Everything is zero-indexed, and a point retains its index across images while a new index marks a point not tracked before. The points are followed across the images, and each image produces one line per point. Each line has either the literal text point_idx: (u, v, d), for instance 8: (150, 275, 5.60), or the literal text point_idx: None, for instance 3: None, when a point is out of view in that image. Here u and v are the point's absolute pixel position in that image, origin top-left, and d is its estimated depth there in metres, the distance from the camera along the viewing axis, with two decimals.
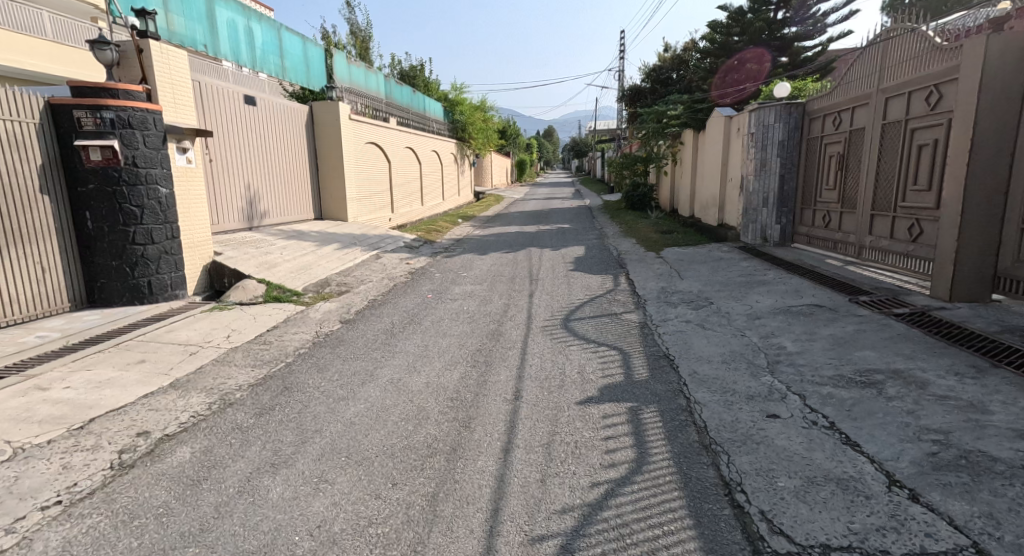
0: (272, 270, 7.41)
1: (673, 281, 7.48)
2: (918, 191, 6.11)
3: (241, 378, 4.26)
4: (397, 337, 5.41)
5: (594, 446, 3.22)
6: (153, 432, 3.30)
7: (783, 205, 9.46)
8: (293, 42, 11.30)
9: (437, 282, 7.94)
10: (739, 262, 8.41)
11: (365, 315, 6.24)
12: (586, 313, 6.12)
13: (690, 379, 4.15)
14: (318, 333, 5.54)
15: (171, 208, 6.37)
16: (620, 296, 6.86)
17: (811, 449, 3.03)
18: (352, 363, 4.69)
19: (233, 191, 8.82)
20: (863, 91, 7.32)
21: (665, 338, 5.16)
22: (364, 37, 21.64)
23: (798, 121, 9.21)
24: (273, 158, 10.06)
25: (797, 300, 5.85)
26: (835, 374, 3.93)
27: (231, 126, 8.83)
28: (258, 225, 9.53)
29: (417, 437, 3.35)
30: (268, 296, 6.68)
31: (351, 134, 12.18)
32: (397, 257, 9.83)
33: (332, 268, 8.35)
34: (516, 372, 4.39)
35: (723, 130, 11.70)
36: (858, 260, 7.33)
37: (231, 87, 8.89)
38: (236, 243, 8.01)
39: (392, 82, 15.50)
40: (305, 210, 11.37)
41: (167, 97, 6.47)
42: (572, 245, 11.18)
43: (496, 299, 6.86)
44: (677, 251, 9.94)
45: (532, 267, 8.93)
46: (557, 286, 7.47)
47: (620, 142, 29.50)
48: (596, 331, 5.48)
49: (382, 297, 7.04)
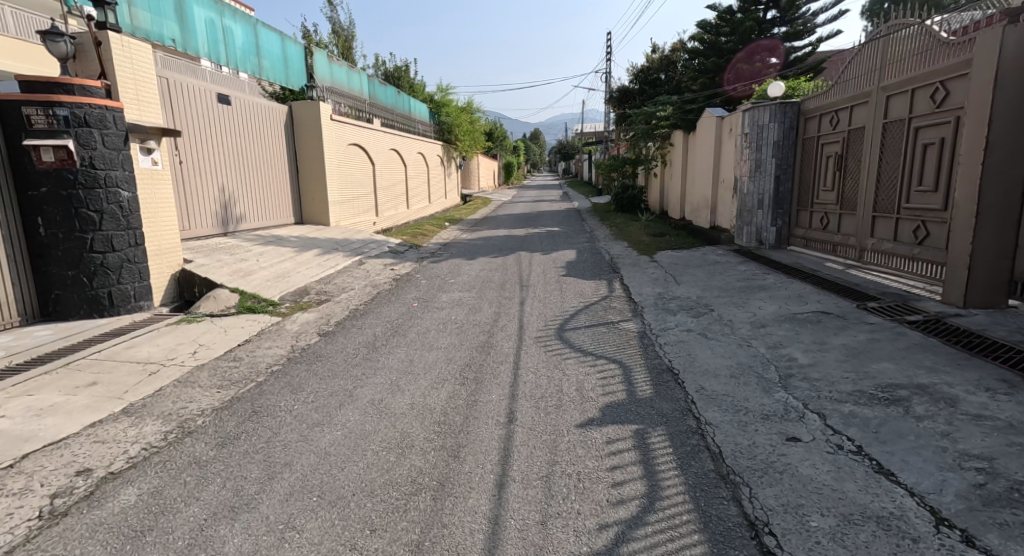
0: (246, 278, 6.97)
1: (670, 287, 7.18)
2: (924, 192, 5.87)
3: (205, 401, 3.85)
4: (380, 351, 5.02)
5: (599, 478, 2.87)
6: (96, 470, 2.91)
7: (779, 207, 9.23)
8: (271, 40, 10.81)
9: (423, 289, 7.55)
10: (736, 266, 8.14)
11: (346, 326, 5.84)
12: (581, 323, 5.78)
13: (698, 397, 3.83)
14: (293, 347, 5.14)
15: (134, 212, 5.94)
16: (615, 303, 6.53)
17: (840, 479, 2.70)
18: (329, 382, 4.29)
19: (207, 196, 8.36)
20: (863, 89, 7.08)
21: (667, 349, 4.84)
22: (346, 37, 21.15)
23: (793, 121, 8.98)
24: (250, 160, 9.60)
25: (803, 306, 5.56)
26: (854, 390, 3.63)
27: (204, 127, 8.38)
28: (234, 230, 9.08)
29: (400, 471, 2.97)
30: (242, 306, 6.23)
31: (333, 135, 11.76)
32: (380, 262, 9.41)
33: (312, 275, 7.92)
34: (508, 391, 4.04)
35: (714, 131, 11.46)
36: (859, 263, 7.09)
37: (205, 86, 8.46)
38: (209, 250, 7.55)
39: (376, 83, 15.08)
40: (285, 214, 10.92)
41: (129, 94, 6.03)
42: (563, 249, 10.86)
43: (486, 308, 6.50)
44: (672, 254, 9.65)
45: (522, 272, 8.59)
46: (549, 293, 7.13)
47: (608, 144, 29.27)
48: (593, 342, 5.14)
49: (364, 307, 6.63)
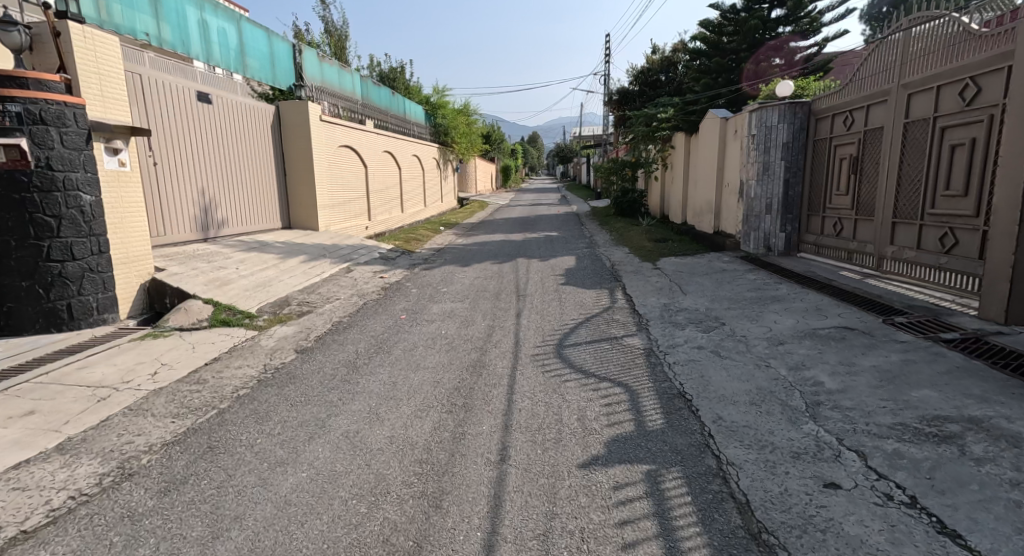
0: (223, 288, 6.50)
1: (676, 297, 6.74)
2: (952, 197, 5.46)
3: (156, 434, 3.38)
4: (360, 371, 4.56)
5: (608, 538, 2.43)
6: (5, 529, 2.45)
7: (788, 212, 8.79)
8: (257, 37, 10.29)
9: (412, 300, 7.09)
10: (745, 274, 7.70)
11: (326, 341, 5.38)
12: (582, 338, 5.33)
13: (716, 430, 3.38)
14: (265, 366, 4.67)
15: (97, 218, 5.49)
16: (618, 315, 6.09)
17: (897, 542, 2.27)
18: (300, 409, 3.82)
19: (185, 199, 7.92)
20: (880, 88, 6.66)
21: (677, 370, 4.39)
22: (340, 36, 20.76)
23: (803, 122, 8.56)
24: (232, 162, 9.15)
25: (822, 321, 5.11)
26: (896, 422, 3.17)
27: (181, 126, 7.93)
28: (215, 236, 8.61)
29: (370, 527, 2.52)
30: (215, 320, 5.76)
31: (323, 136, 11.31)
32: (369, 270, 8.94)
33: (295, 284, 7.43)
34: (502, 421, 3.59)
35: (719, 133, 11.02)
36: (877, 272, 6.66)
37: (185, 84, 8.03)
38: (184, 257, 7.08)
39: (369, 83, 14.61)
40: (271, 218, 10.46)
41: (92, 89, 5.57)
42: (562, 256, 10.42)
43: (479, 321, 6.04)
44: (676, 261, 9.21)
45: (519, 280, 8.14)
46: (547, 304, 6.68)
47: (606, 146, 28.84)
48: (595, 361, 4.69)
49: (348, 320, 6.17)
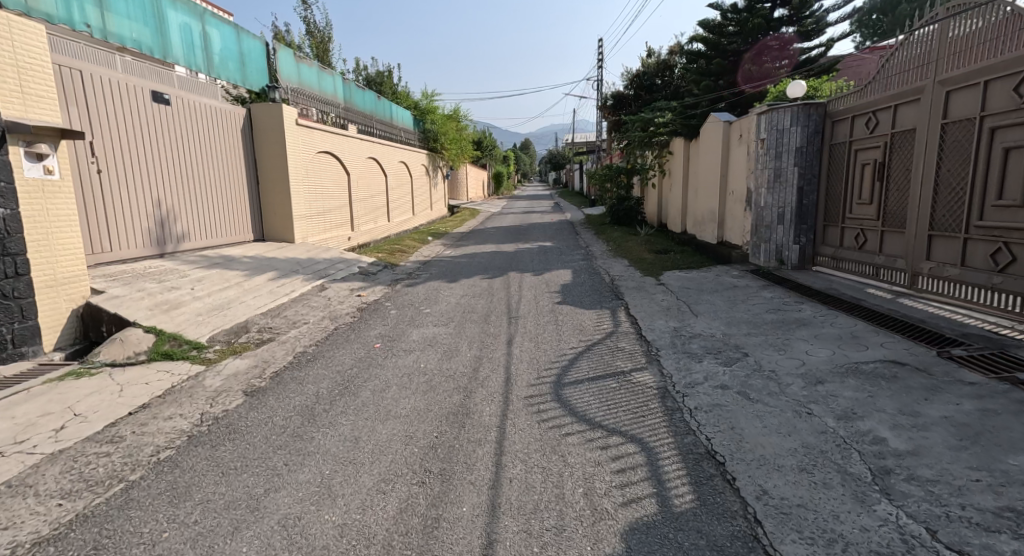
0: (170, 313, 5.68)
1: (687, 320, 5.99)
2: (1005, 208, 4.78)
3: (30, 526, 2.60)
4: (318, 422, 3.76)
5: None
6: None
7: (803, 222, 8.09)
8: (223, 33, 9.42)
9: (390, 324, 6.29)
10: (759, 292, 6.99)
11: (283, 380, 4.56)
12: (583, 373, 4.55)
13: (765, 514, 2.61)
14: (203, 416, 3.84)
15: (13, 235, 4.74)
16: (623, 343, 5.33)
17: None
18: (232, 479, 3.03)
19: (137, 211, 7.15)
20: (910, 85, 5.97)
21: (702, 420, 3.63)
22: (322, 37, 20.03)
23: (818, 124, 7.86)
24: (193, 170, 8.31)
25: (864, 353, 4.38)
26: (1002, 508, 2.44)
27: (131, 131, 7.13)
28: (173, 251, 7.79)
29: None
30: (155, 352, 4.95)
31: (300, 141, 10.52)
32: (346, 287, 8.14)
33: (258, 306, 6.61)
34: (488, 500, 2.82)
35: (723, 137, 10.33)
36: (910, 290, 5.97)
37: (136, 83, 7.22)
38: (131, 277, 6.26)
39: (352, 85, 13.83)
40: (241, 231, 9.64)
41: (9, 84, 4.77)
42: (557, 269, 9.67)
43: (465, 351, 5.26)
44: (680, 276, 8.49)
45: (511, 299, 7.36)
46: (541, 329, 5.92)
47: (600, 153, 28.18)
48: (601, 405, 3.93)
49: (313, 350, 5.37)
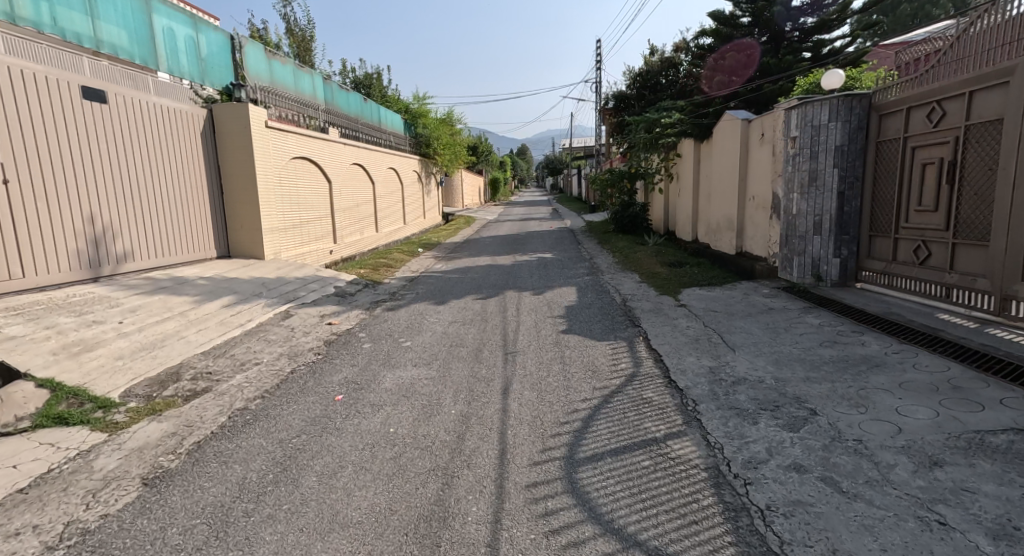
0: (79, 357, 4.51)
1: (725, 358, 4.84)
2: None
3: None
4: (230, 538, 2.61)
5: None
6: None
7: (845, 233, 6.96)
8: (177, 25, 8.28)
9: (360, 364, 5.12)
10: (803, 317, 5.88)
11: (200, 458, 3.40)
12: (601, 444, 3.41)
13: None
14: (69, 529, 2.69)
15: None
16: (649, 394, 4.18)
17: None
18: None
19: (62, 229, 6.05)
20: (994, 67, 4.89)
21: (785, 534, 2.49)
22: (303, 36, 19.00)
23: (862, 119, 6.77)
24: (140, 177, 7.19)
25: (981, 415, 3.29)
26: None
27: (56, 132, 6.01)
28: (107, 272, 6.63)
29: None
30: (43, 416, 3.78)
31: (270, 146, 9.38)
32: (314, 314, 7.00)
33: (201, 343, 5.49)
34: None
35: (743, 135, 9.22)
36: (1001, 317, 4.88)
37: (62, 77, 6.10)
38: (40, 310, 5.10)
39: (332, 84, 12.67)
40: (202, 247, 8.49)
41: None
42: (560, 286, 8.51)
43: (448, 405, 4.11)
44: (702, 295, 7.36)
45: (506, 327, 6.19)
46: (544, 370, 4.77)
47: (599, 157, 27.02)
48: (632, 502, 2.79)
49: (254, 406, 4.21)
